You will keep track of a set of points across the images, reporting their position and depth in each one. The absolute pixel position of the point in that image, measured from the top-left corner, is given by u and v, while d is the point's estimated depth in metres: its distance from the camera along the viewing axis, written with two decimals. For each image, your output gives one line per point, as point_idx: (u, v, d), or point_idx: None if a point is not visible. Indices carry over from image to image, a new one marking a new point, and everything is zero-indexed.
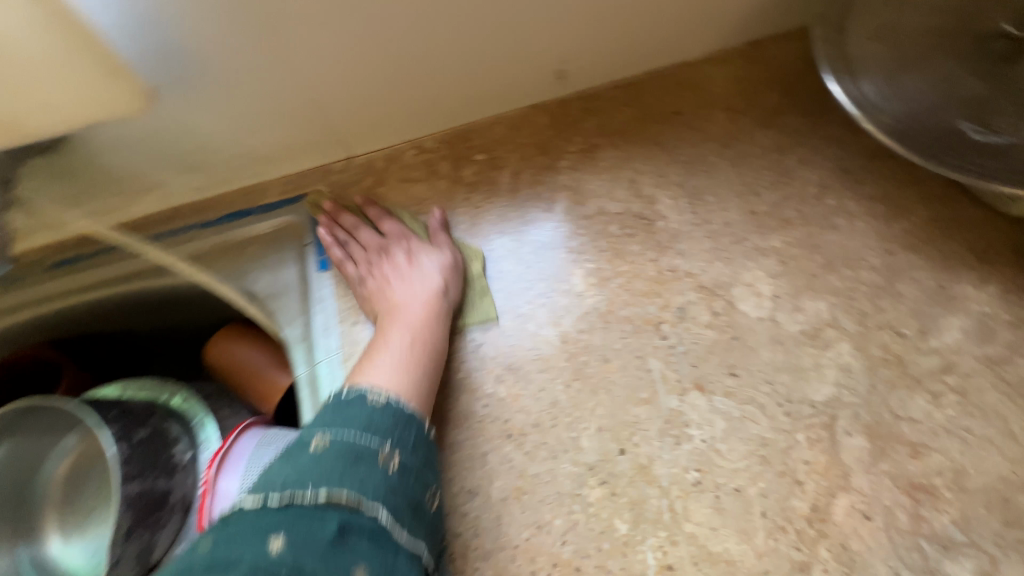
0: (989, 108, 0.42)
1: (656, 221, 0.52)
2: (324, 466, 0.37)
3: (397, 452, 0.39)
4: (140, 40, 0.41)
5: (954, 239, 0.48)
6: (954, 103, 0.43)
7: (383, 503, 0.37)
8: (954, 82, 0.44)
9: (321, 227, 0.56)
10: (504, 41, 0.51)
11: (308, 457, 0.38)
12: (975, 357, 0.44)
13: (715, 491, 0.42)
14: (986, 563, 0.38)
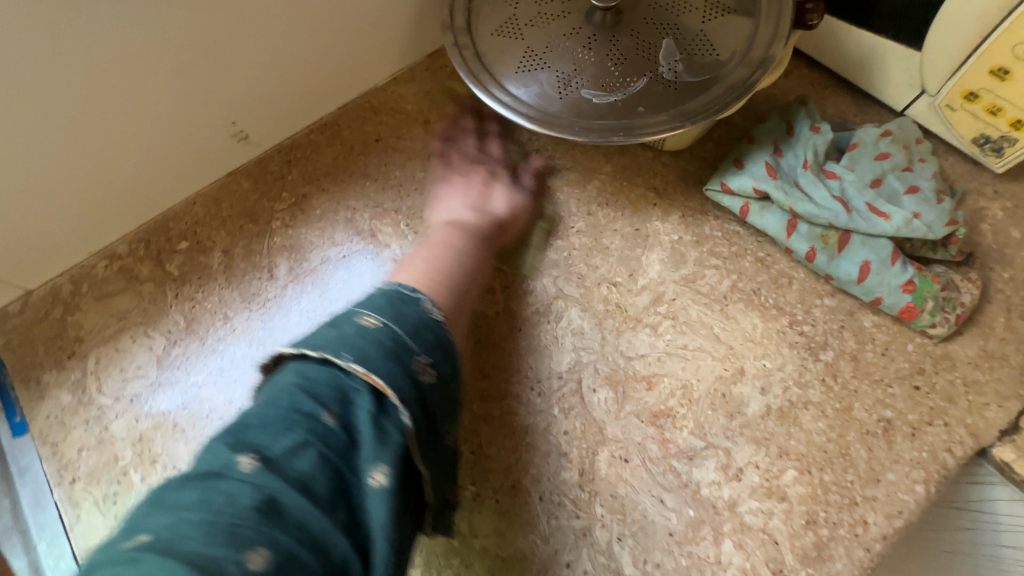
0: (602, 74, 0.47)
1: (382, 251, 0.52)
2: (278, 404, 0.31)
3: (324, 421, 0.31)
4: None
5: (637, 184, 0.54)
6: (575, 78, 0.48)
7: (303, 483, 0.29)
8: (573, 58, 0.48)
9: (8, 387, 0.47)
10: (149, 125, 0.47)
11: (252, 410, 0.32)
12: (676, 281, 0.50)
13: (494, 495, 0.43)
14: (724, 456, 0.43)
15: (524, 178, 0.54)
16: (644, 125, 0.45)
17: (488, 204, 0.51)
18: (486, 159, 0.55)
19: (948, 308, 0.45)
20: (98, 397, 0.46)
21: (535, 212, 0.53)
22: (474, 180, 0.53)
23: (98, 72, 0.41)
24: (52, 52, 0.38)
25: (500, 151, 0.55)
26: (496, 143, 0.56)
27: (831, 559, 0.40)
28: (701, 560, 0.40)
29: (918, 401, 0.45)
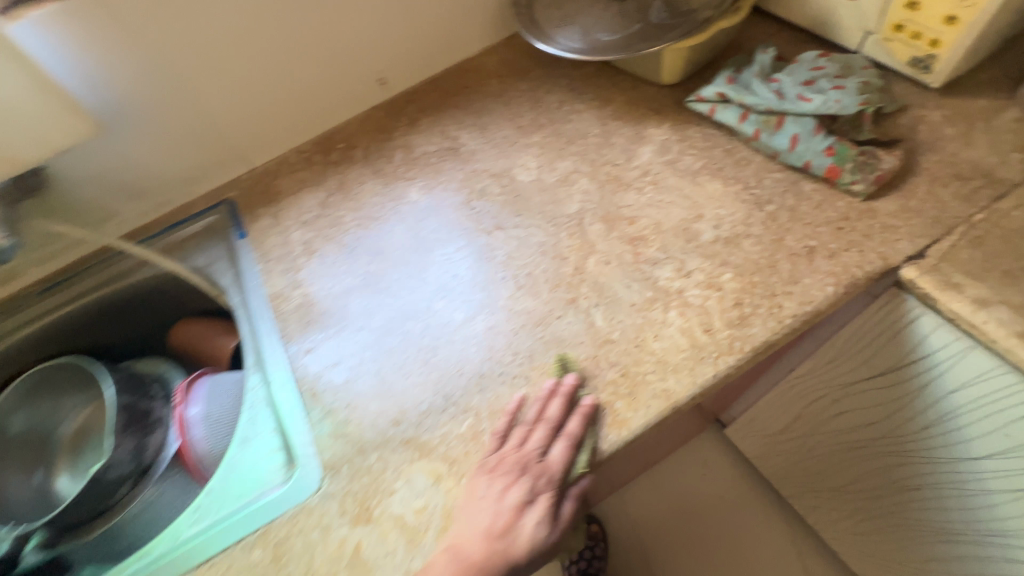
0: (612, 23, 0.71)
1: (460, 148, 0.78)
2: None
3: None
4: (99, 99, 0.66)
5: (641, 107, 0.75)
6: (594, 27, 0.72)
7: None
8: (594, 16, 0.73)
9: (238, 216, 0.79)
10: (336, 66, 0.79)
11: None
12: (660, 163, 0.69)
13: (515, 278, 0.63)
14: (679, 263, 0.60)
15: (553, 448, 0.52)
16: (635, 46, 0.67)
17: (513, 536, 0.48)
18: (530, 459, 0.51)
19: (865, 171, 0.59)
20: (286, 221, 0.76)
21: (566, 525, 0.50)
22: (500, 478, 0.50)
23: (320, 24, 0.74)
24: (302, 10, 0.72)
25: (556, 412, 0.53)
26: (560, 445, 0.51)
27: (750, 325, 0.55)
28: (652, 319, 0.57)
29: (840, 237, 0.59)
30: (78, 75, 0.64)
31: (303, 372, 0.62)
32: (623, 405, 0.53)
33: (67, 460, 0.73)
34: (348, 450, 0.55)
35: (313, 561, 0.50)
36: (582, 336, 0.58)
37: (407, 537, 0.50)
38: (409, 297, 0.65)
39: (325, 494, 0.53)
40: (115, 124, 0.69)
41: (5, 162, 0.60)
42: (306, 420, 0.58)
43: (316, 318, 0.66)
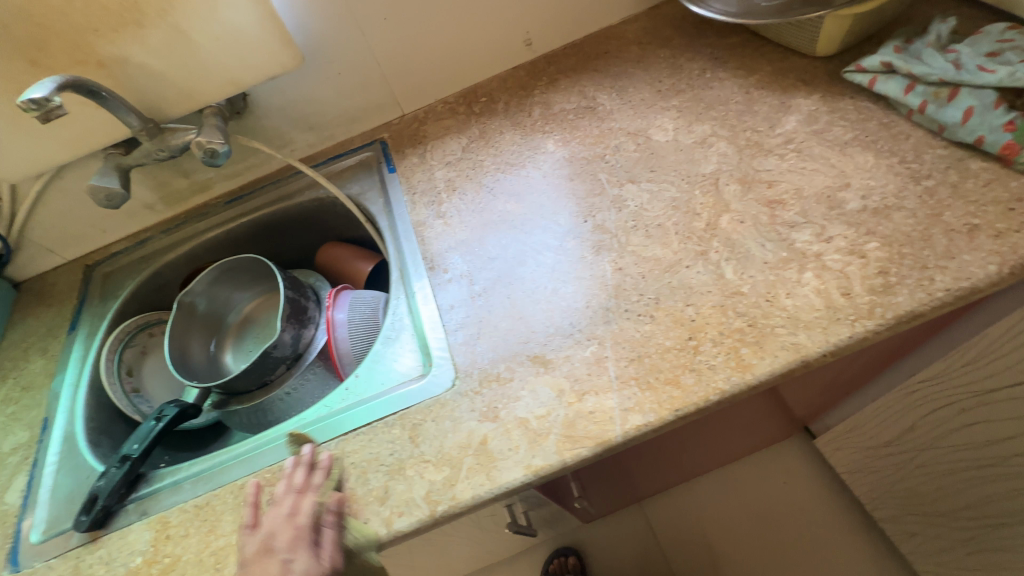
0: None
1: (598, 107, 0.81)
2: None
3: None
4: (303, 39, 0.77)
5: (789, 77, 0.74)
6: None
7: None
8: None
9: (389, 154, 0.88)
10: (492, 24, 0.86)
11: None
12: (806, 132, 0.68)
13: (646, 228, 0.66)
14: (819, 228, 0.60)
15: (304, 504, 0.54)
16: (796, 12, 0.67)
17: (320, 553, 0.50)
18: (280, 523, 0.53)
19: None
20: (431, 161, 0.84)
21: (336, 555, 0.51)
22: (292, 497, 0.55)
23: None
24: None
25: (452, 457, 0.55)
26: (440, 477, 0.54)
27: (895, 294, 0.53)
28: (786, 278, 0.57)
29: (1010, 217, 0.55)
30: (289, 18, 0.75)
31: (441, 289, 0.69)
32: (748, 352, 0.54)
33: (231, 343, 0.87)
34: (479, 359, 0.62)
35: (443, 444, 0.56)
36: (710, 286, 0.59)
37: (529, 438, 0.55)
38: (542, 237, 0.70)
39: (457, 392, 0.60)
40: (308, 63, 0.80)
41: (229, 82, 0.72)
42: (443, 329, 0.65)
43: (454, 245, 0.73)
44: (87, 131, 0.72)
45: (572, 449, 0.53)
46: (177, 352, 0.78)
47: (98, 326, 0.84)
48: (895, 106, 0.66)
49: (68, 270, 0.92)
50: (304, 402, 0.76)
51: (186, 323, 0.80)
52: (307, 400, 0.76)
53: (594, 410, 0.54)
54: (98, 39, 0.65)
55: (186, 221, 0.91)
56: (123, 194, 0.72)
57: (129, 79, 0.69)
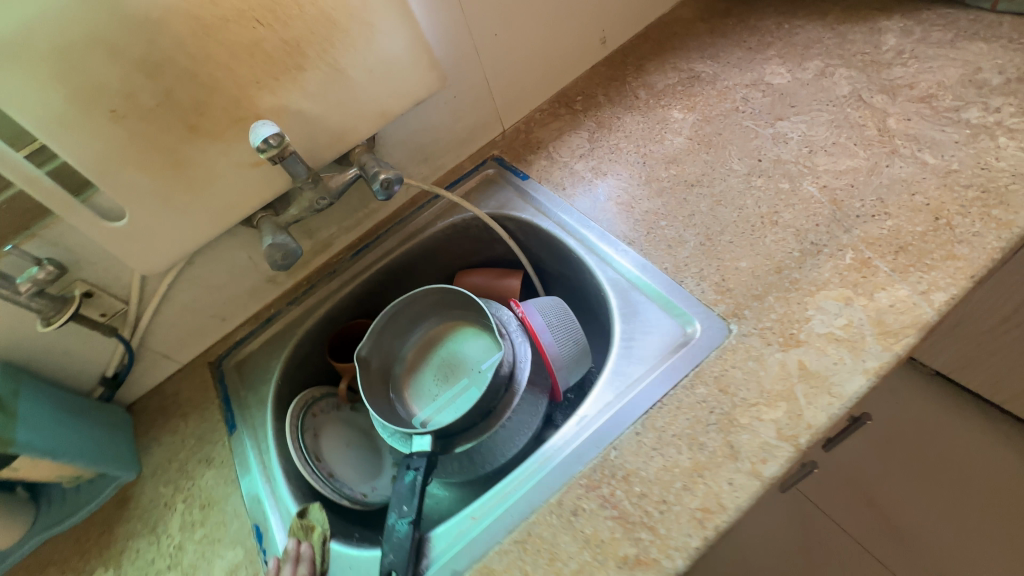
0: None
1: (701, 74, 0.88)
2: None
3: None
4: None
5: (863, 9, 0.85)
6: None
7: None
8: None
9: (511, 165, 0.89)
10: (576, 27, 0.91)
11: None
12: (910, 43, 0.77)
13: (822, 149, 0.70)
14: (981, 103, 0.67)
15: None
16: None
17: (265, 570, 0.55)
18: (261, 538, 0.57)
19: None
20: (562, 157, 0.85)
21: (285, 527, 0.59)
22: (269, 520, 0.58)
23: None
24: None
25: (780, 388, 0.53)
26: (777, 409, 0.52)
27: None
28: (985, 147, 0.63)
29: None
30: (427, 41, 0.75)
31: (653, 254, 0.68)
32: (1000, 211, 0.58)
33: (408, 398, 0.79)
34: (744, 299, 0.61)
35: (763, 383, 0.54)
36: (920, 174, 0.63)
37: (848, 348, 0.54)
38: (726, 185, 0.72)
39: (741, 334, 0.58)
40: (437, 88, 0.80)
41: (378, 115, 0.71)
42: (683, 288, 0.64)
43: (640, 214, 0.73)
44: (238, 196, 0.67)
45: (898, 340, 0.53)
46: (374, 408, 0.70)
47: (261, 418, 0.74)
48: (974, 5, 0.76)
49: (190, 375, 0.81)
50: (528, 421, 0.69)
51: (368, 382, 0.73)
52: (529, 419, 0.69)
53: (893, 302, 0.55)
54: (262, 90, 0.62)
55: (313, 284, 0.85)
56: (296, 248, 0.66)
57: (287, 129, 0.65)
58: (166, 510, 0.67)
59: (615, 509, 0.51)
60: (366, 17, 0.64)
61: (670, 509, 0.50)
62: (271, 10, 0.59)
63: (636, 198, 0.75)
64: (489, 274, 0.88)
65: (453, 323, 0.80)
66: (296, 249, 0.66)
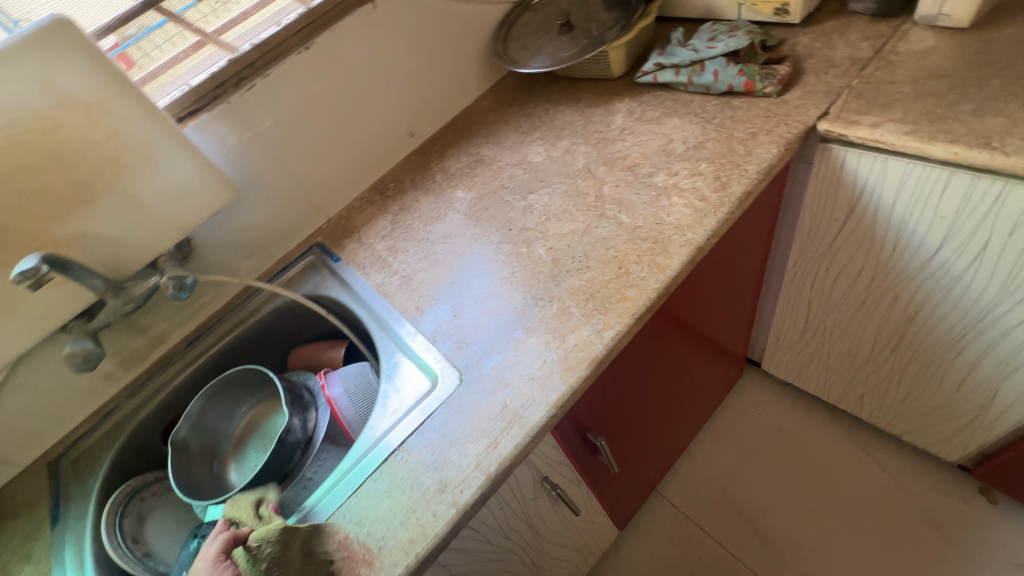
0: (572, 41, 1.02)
1: (484, 157, 1.04)
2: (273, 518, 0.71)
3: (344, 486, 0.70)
4: (238, 175, 0.91)
5: (605, 94, 1.03)
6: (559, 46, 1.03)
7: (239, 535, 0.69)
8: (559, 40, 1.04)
9: (329, 250, 1.01)
10: (380, 128, 1.06)
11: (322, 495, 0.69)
12: (632, 120, 0.95)
13: (555, 216, 0.85)
14: (667, 169, 0.83)
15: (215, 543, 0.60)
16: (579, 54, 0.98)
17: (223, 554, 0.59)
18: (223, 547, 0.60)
19: (770, 78, 0.85)
20: (369, 240, 0.98)
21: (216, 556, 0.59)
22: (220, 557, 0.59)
23: (368, 102, 1.02)
24: (355, 93, 0.99)
25: (486, 426, 0.64)
26: (481, 444, 0.63)
27: (730, 187, 0.76)
28: (662, 206, 0.78)
29: (769, 121, 0.82)
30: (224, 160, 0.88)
31: (419, 320, 0.80)
32: (662, 258, 0.72)
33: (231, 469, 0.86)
34: (477, 351, 0.72)
35: (474, 424, 0.65)
36: (616, 231, 0.78)
37: (539, 385, 0.66)
38: (482, 253, 0.85)
39: (467, 382, 0.70)
40: (246, 194, 0.94)
41: (178, 227, 0.83)
42: (435, 347, 0.76)
43: (417, 286, 0.86)
44: (46, 310, 0.77)
45: (574, 374, 0.65)
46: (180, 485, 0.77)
47: (84, 509, 0.81)
48: (675, 88, 0.95)
49: (28, 475, 0.87)
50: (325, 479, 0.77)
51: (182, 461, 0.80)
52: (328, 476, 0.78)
53: (577, 342, 0.68)
54: (54, 222, 0.73)
55: (149, 376, 0.93)
56: (98, 350, 0.76)
57: (86, 250, 0.77)
58: None
59: (347, 550, 0.60)
60: (148, 153, 0.77)
61: (386, 543, 0.59)
62: (54, 159, 0.71)
63: (417, 271, 0.88)
64: (316, 349, 0.98)
65: (271, 399, 0.89)
66: (99, 351, 0.76)
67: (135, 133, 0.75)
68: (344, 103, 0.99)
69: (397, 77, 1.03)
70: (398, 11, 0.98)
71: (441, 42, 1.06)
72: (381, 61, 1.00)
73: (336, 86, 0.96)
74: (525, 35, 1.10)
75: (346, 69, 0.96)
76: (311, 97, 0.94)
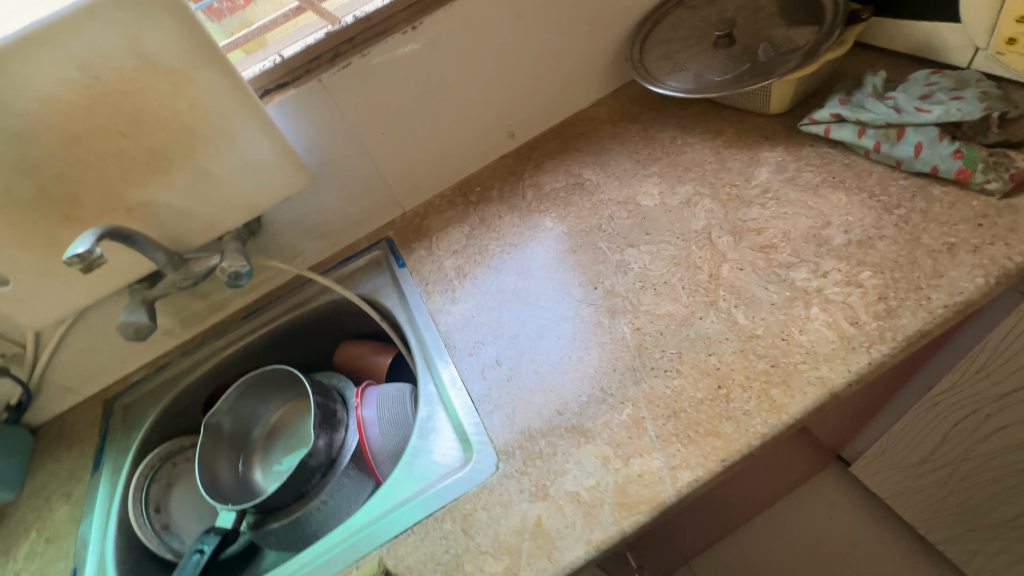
0: (726, 61, 0.83)
1: (585, 182, 0.89)
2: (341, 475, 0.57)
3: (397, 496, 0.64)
4: (318, 158, 0.84)
5: (752, 135, 0.83)
6: (709, 65, 0.84)
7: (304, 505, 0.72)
8: (710, 56, 0.85)
9: (397, 250, 0.93)
10: (478, 123, 0.94)
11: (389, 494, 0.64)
12: (780, 181, 0.75)
13: (654, 286, 0.70)
14: (813, 264, 0.65)
15: None
16: (731, 85, 0.78)
17: None
18: None
19: (999, 169, 0.62)
20: (439, 250, 0.89)
21: None
22: None
23: (471, 95, 0.90)
24: (459, 84, 0.87)
25: (511, 540, 0.55)
26: (500, 562, 0.54)
27: (899, 317, 0.57)
28: (795, 315, 0.61)
29: (981, 232, 0.60)
30: (306, 141, 0.81)
31: (468, 371, 0.71)
32: (778, 392, 0.56)
33: (258, 460, 0.86)
34: (522, 438, 0.62)
35: (498, 532, 0.56)
36: (726, 333, 0.62)
37: (584, 512, 0.54)
38: (556, 309, 0.73)
39: (503, 475, 0.60)
40: (322, 178, 0.87)
41: (248, 207, 0.78)
42: (477, 413, 0.66)
43: (478, 325, 0.76)
44: (110, 270, 0.75)
45: (629, 516, 0.53)
46: (205, 474, 0.76)
47: (121, 463, 0.82)
48: (851, 148, 0.74)
49: (85, 408, 0.91)
50: (339, 510, 0.73)
51: (212, 448, 0.79)
52: (345, 506, 0.73)
53: (643, 472, 0.55)
54: (128, 188, 0.70)
55: (204, 340, 0.93)
56: (151, 324, 0.75)
57: (155, 219, 0.73)
58: (22, 536, 0.76)
59: None
60: (229, 129, 0.71)
61: None
62: (133, 124, 0.66)
63: (480, 309, 0.78)
64: (364, 350, 0.93)
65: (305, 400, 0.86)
66: (152, 325, 0.75)
67: (218, 106, 0.69)
68: (444, 93, 0.87)
69: (509, 70, 0.90)
70: None
71: (567, 36, 0.90)
72: (495, 49, 0.86)
73: (438, 74, 0.85)
74: (669, 41, 0.90)
75: (454, 55, 0.84)
76: (409, 84, 0.83)
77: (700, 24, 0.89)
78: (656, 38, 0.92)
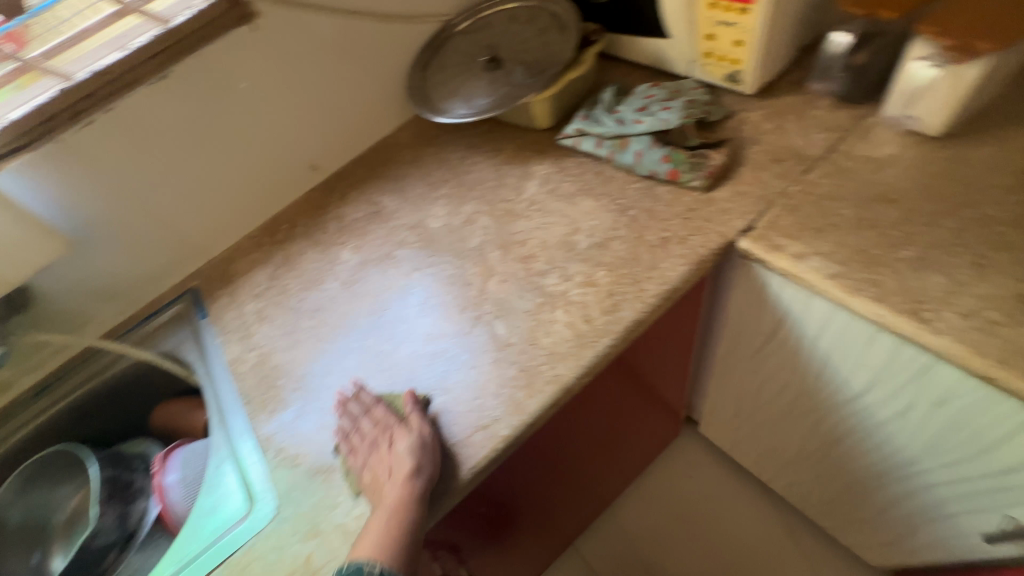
0: (492, 82, 0.88)
1: (383, 209, 0.91)
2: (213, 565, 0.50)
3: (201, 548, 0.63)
4: (82, 219, 0.79)
5: (526, 149, 0.89)
6: (478, 87, 0.88)
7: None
8: (479, 79, 0.90)
9: (201, 301, 0.90)
10: (272, 162, 0.93)
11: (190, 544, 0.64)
12: (544, 193, 0.82)
13: (432, 308, 0.74)
14: (562, 269, 0.71)
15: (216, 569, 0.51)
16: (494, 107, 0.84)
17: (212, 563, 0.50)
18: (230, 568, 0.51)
19: (698, 168, 0.72)
20: (241, 295, 0.88)
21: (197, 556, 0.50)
22: None
23: (253, 136, 0.88)
24: (236, 127, 0.86)
25: None
26: None
27: (621, 310, 0.65)
28: (543, 320, 0.67)
29: (687, 226, 0.70)
30: (60, 206, 0.77)
31: (258, 418, 0.71)
32: (523, 396, 0.62)
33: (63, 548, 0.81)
34: (302, 479, 0.63)
35: None
36: (487, 346, 0.67)
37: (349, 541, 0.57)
38: (343, 343, 0.75)
39: (281, 520, 0.61)
40: (96, 239, 0.82)
41: None
42: (262, 461, 0.66)
43: (271, 369, 0.76)
44: None
45: None
46: None
47: None
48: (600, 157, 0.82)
49: None
50: None
51: None
52: None
53: None
54: None
55: None
56: None
57: None
58: None
59: None
60: None
61: None
62: None
63: (275, 352, 0.78)
64: (180, 407, 0.89)
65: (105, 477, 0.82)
66: None
67: None
68: (220, 138, 0.85)
69: (290, 108, 0.89)
70: (286, 32, 0.83)
71: (346, 70, 0.92)
72: (268, 90, 0.86)
73: (207, 120, 0.83)
74: (446, 66, 0.94)
75: (220, 100, 0.82)
76: (174, 134, 0.81)
77: (472, 48, 0.94)
78: (436, 64, 0.96)
